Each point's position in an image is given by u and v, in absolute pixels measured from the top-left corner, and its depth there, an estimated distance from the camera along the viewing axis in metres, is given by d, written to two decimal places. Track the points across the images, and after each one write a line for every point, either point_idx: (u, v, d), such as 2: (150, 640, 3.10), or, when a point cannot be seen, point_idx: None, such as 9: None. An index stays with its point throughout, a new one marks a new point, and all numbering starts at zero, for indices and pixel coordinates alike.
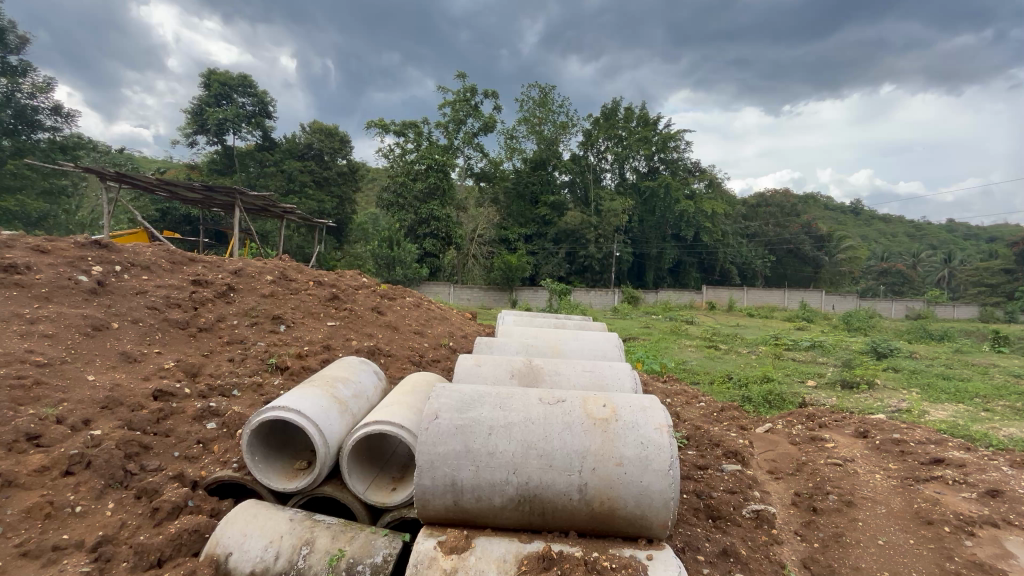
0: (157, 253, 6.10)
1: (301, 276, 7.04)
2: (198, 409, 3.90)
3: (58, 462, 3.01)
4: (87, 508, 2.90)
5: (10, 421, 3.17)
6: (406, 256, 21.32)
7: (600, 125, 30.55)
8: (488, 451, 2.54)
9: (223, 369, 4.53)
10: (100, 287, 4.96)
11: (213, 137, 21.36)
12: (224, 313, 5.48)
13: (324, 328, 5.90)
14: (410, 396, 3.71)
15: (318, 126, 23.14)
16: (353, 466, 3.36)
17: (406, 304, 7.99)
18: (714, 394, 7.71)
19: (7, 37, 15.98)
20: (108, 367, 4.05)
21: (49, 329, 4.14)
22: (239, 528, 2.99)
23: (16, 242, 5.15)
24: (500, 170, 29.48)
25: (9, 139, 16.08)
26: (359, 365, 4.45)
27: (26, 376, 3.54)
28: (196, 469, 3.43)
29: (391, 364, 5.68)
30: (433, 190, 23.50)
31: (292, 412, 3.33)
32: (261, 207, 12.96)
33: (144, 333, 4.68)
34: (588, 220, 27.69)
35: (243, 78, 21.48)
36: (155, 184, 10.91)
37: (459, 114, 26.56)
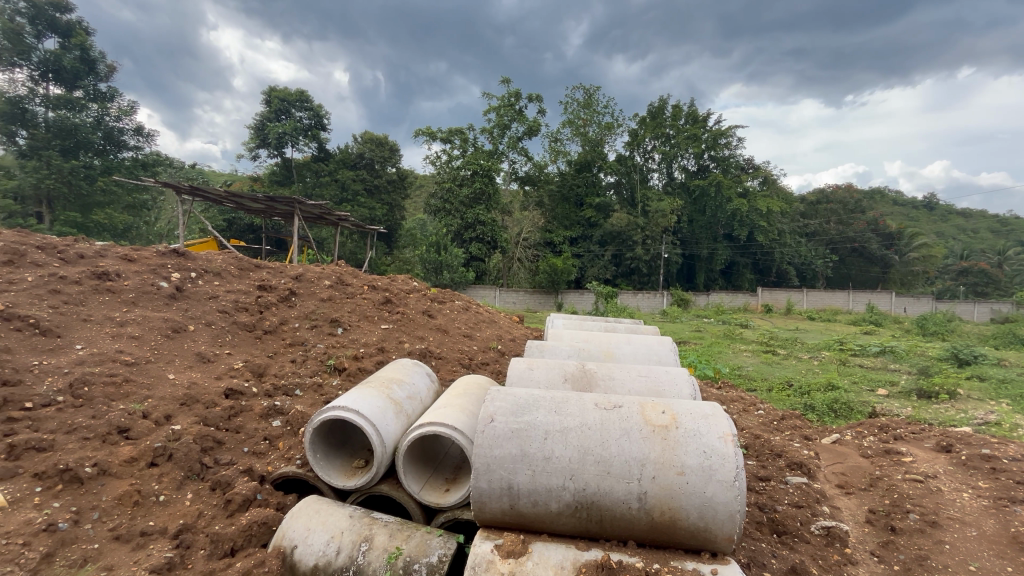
0: (227, 260, 6.52)
1: (356, 281, 7.32)
2: (264, 407, 4.12)
3: (144, 454, 3.26)
4: (169, 497, 3.12)
5: (104, 415, 3.47)
6: (452, 261, 21.74)
7: (647, 124, 29.97)
8: (545, 456, 2.52)
9: (286, 370, 4.78)
10: (178, 292, 5.35)
11: (274, 150, 22.63)
12: (287, 316, 5.78)
13: (377, 330, 6.10)
14: (463, 398, 3.75)
15: (369, 136, 24.09)
16: (408, 466, 3.44)
17: (454, 308, 8.11)
18: (774, 401, 7.32)
19: (98, 66, 17.67)
20: (186, 366, 4.36)
21: (135, 330, 4.50)
22: (303, 523, 3.12)
23: (107, 251, 5.64)
24: (545, 173, 29.48)
25: (100, 159, 17.72)
26: (412, 367, 4.56)
27: (117, 373, 3.87)
28: (264, 464, 3.61)
29: (441, 367, 5.80)
30: (479, 195, 23.81)
31: (351, 411, 3.45)
32: (318, 215, 13.57)
33: (216, 335, 5.02)
34: (635, 221, 27.13)
35: (301, 93, 22.66)
36: (224, 196, 11.68)
37: (503, 119, 26.79)
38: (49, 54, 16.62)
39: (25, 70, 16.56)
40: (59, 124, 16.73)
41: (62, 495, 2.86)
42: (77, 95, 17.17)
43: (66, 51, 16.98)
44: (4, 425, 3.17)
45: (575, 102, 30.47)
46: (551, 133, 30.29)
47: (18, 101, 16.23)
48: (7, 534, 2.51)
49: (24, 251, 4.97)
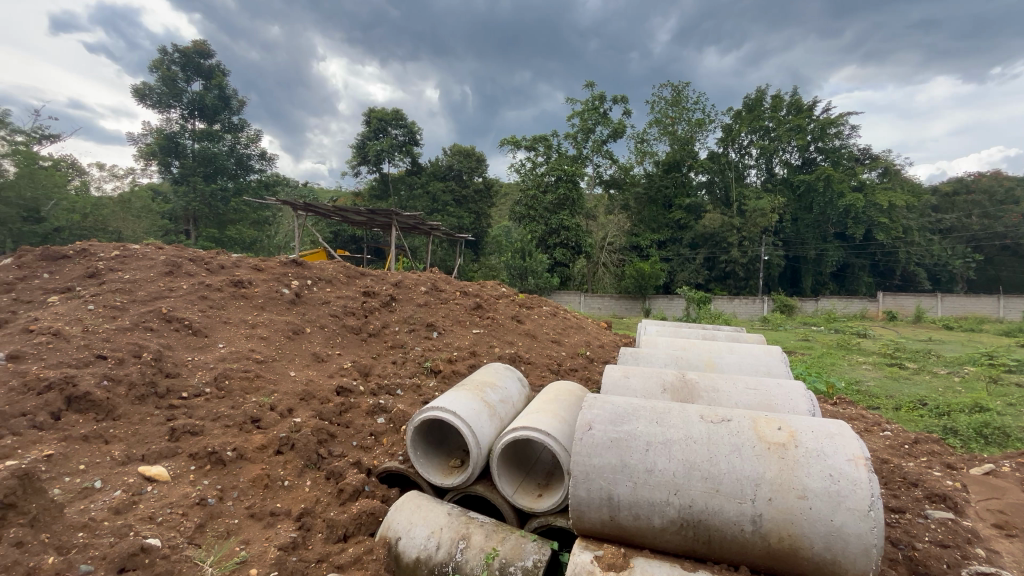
0: (336, 268, 7.13)
1: (449, 287, 7.64)
2: (370, 404, 4.43)
3: (271, 443, 3.65)
4: (292, 483, 3.47)
5: (241, 406, 3.95)
6: (537, 266, 21.86)
7: (743, 118, 28.08)
8: (647, 468, 2.43)
9: (388, 371, 5.12)
10: (298, 298, 5.97)
11: (373, 166, 24.44)
12: (388, 320, 6.19)
13: (469, 335, 6.33)
14: (555, 404, 3.73)
15: (458, 148, 25.15)
16: (502, 469, 3.51)
17: (542, 313, 8.15)
18: (903, 422, 6.41)
19: (232, 101, 20.39)
20: (304, 365, 4.85)
21: (264, 331, 5.09)
22: (406, 516, 3.28)
23: (241, 262, 6.44)
24: (631, 175, 28.67)
25: (233, 181, 20.42)
26: (504, 371, 4.65)
27: (250, 370, 4.39)
28: (370, 458, 3.88)
29: (530, 371, 5.86)
30: (564, 200, 23.73)
31: (449, 413, 3.59)
32: (413, 226, 14.35)
33: (329, 337, 5.51)
34: (730, 221, 25.39)
35: (396, 112, 24.28)
36: (331, 210, 12.79)
37: (588, 123, 26.54)
38: (196, 95, 19.42)
39: (178, 110, 19.54)
40: (203, 154, 19.45)
41: (209, 474, 3.29)
42: (216, 128, 19.94)
43: (208, 91, 19.74)
44: (167, 411, 3.71)
45: (662, 101, 29.45)
46: (638, 134, 29.44)
47: (173, 137, 19.14)
48: (171, 505, 2.90)
49: (181, 263, 5.83)
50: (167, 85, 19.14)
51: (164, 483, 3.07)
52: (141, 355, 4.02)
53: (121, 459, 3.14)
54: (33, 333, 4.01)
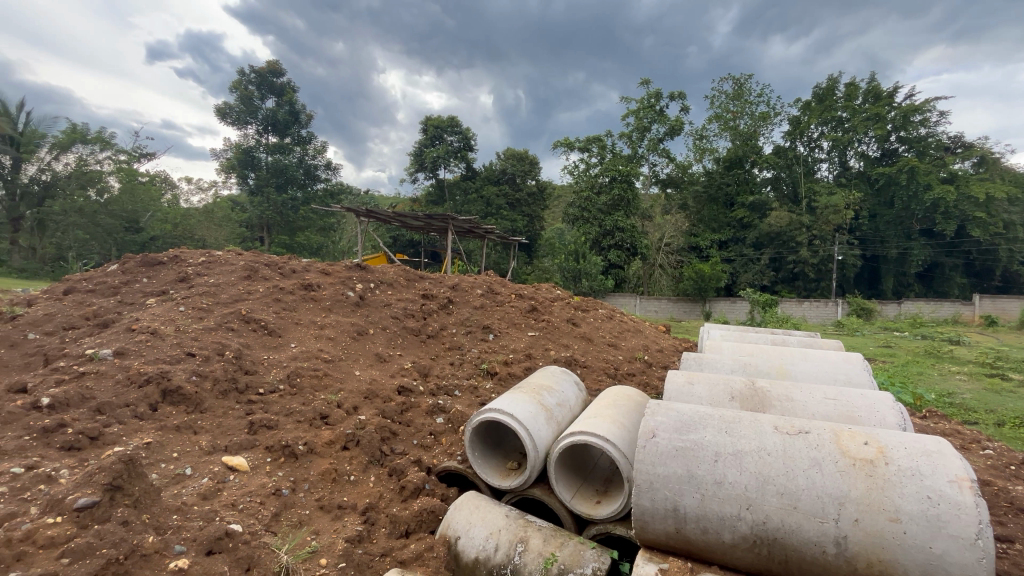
0: (397, 272, 7.39)
1: (505, 290, 7.71)
2: (430, 404, 4.55)
3: (338, 438, 3.82)
4: (358, 478, 3.62)
5: (311, 403, 4.17)
6: (591, 268, 21.50)
7: (812, 109, 26.38)
8: (716, 480, 2.31)
9: (447, 372, 5.23)
10: (362, 300, 6.24)
11: (429, 173, 25.13)
12: (446, 322, 6.34)
13: (525, 338, 6.35)
14: (613, 409, 3.65)
15: (511, 152, 25.36)
16: (560, 473, 3.47)
17: (598, 316, 8.03)
18: (1007, 440, 5.71)
19: (301, 116, 21.73)
20: (368, 365, 5.05)
21: (332, 332, 5.36)
22: (465, 516, 3.32)
23: (310, 266, 6.82)
24: (690, 174, 27.64)
25: (302, 191, 21.73)
26: (560, 374, 4.61)
27: (319, 368, 4.63)
28: (430, 456, 3.98)
29: (586, 375, 5.78)
30: (618, 201, 23.26)
31: (507, 415, 3.60)
32: (468, 229, 14.58)
33: (391, 338, 5.72)
34: (798, 219, 23.85)
35: (452, 120, 24.86)
36: (391, 216, 13.29)
37: (643, 121, 25.90)
38: (269, 112, 20.85)
39: (254, 126, 21.10)
40: (275, 166, 20.77)
41: (283, 466, 3.49)
42: (287, 141, 21.30)
43: (280, 107, 21.14)
44: (246, 406, 3.98)
45: (722, 96, 28.26)
46: (697, 130, 28.36)
47: (249, 151, 20.63)
48: (251, 493, 3.10)
49: (258, 268, 6.26)
50: (245, 103, 20.66)
51: (243, 473, 3.29)
52: (224, 354, 4.34)
53: (207, 449, 3.41)
54: (135, 331, 4.45)
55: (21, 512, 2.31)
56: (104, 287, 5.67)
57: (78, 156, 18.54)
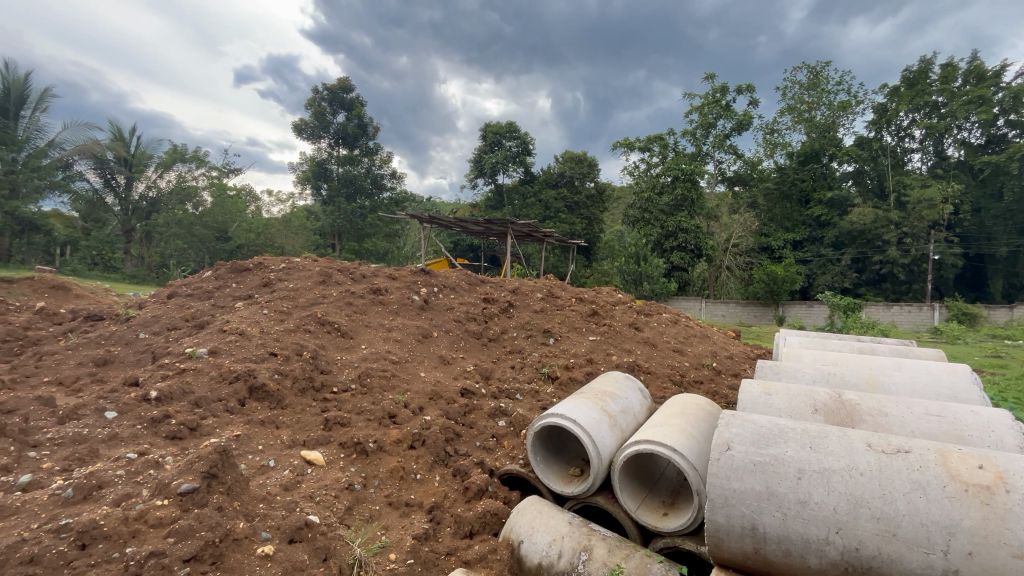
0: (459, 276, 7.55)
1: (565, 293, 7.67)
2: (492, 407, 4.60)
3: (405, 437, 3.96)
4: (424, 477, 3.73)
5: (380, 402, 4.36)
6: (653, 271, 20.82)
7: (901, 95, 24.09)
8: (801, 499, 2.16)
9: (508, 375, 5.29)
10: (426, 304, 6.45)
11: (489, 178, 25.53)
12: (507, 326, 6.40)
13: (586, 342, 6.27)
14: (681, 418, 3.50)
15: (570, 155, 25.15)
16: (624, 482, 3.39)
17: (662, 320, 7.76)
18: None
19: (368, 128, 22.87)
20: (432, 366, 5.21)
21: (399, 335, 5.57)
22: (528, 521, 3.31)
23: (379, 271, 7.13)
24: (760, 170, 26.08)
25: (369, 199, 22.82)
26: (624, 381, 4.49)
27: (387, 370, 4.84)
28: (492, 459, 4.02)
29: (650, 382, 5.61)
30: (681, 201, 22.39)
31: (569, 420, 3.55)
32: (527, 233, 14.62)
33: (454, 341, 5.86)
34: (885, 216, 21.85)
35: (510, 125, 25.10)
36: (453, 222, 13.61)
37: (708, 117, 24.80)
38: (340, 126, 22.12)
39: (326, 139, 22.46)
40: (346, 177, 22.00)
41: (356, 462, 3.66)
42: (356, 153, 22.43)
43: (350, 121, 22.36)
44: (322, 403, 4.23)
45: (796, 86, 26.53)
46: (767, 124, 26.80)
47: (322, 163, 21.97)
48: (326, 486, 3.27)
49: (331, 274, 6.64)
50: (318, 118, 22.02)
51: (320, 467, 3.49)
52: (302, 354, 4.65)
53: (288, 443, 3.65)
54: (225, 332, 4.86)
55: (135, 493, 2.58)
56: (201, 292, 6.26)
57: (177, 174, 20.59)
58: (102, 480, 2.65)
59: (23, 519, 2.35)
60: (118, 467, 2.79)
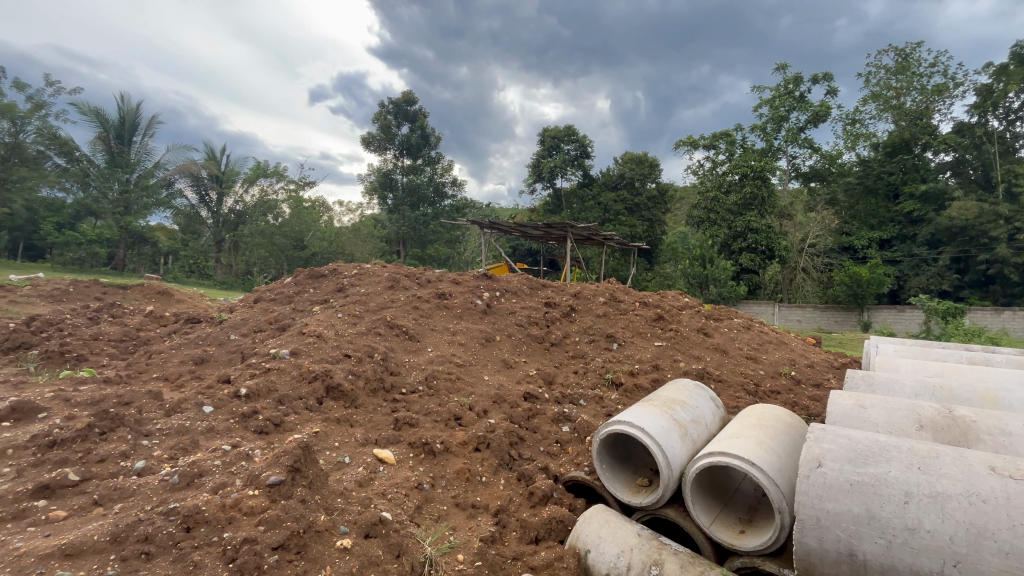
0: (521, 280, 7.58)
1: (628, 298, 7.48)
2: (556, 412, 4.58)
3: (471, 439, 4.02)
4: (489, 479, 3.76)
5: (446, 404, 4.45)
6: (720, 274, 19.77)
7: (1011, 73, 21.38)
8: (908, 526, 2.07)
9: (571, 380, 5.23)
10: (489, 308, 6.53)
11: (547, 183, 25.53)
12: (569, 330, 6.34)
13: (652, 347, 6.08)
14: (758, 430, 3.28)
15: (629, 156, 24.59)
16: (697, 495, 3.23)
17: (734, 326, 7.35)
18: None
19: (431, 138, 23.66)
20: (495, 370, 5.26)
21: (463, 339, 5.68)
22: (595, 530, 3.24)
23: (443, 276, 7.32)
24: (841, 165, 24.16)
25: (432, 207, 23.58)
26: (694, 389, 4.29)
27: (452, 373, 4.94)
28: (557, 465, 3.99)
29: (721, 391, 5.33)
30: (751, 200, 21.18)
31: (636, 428, 3.44)
32: (587, 237, 14.41)
33: (517, 345, 5.89)
34: (991, 209, 19.55)
35: (569, 128, 24.95)
36: (513, 227, 13.68)
37: (779, 110, 23.34)
38: (404, 138, 23.04)
39: (392, 151, 23.44)
40: (410, 186, 22.90)
41: (424, 462, 3.76)
42: (419, 163, 23.27)
43: (413, 132, 23.22)
44: (392, 403, 4.39)
45: (882, 71, 24.39)
46: (848, 113, 24.77)
47: (388, 174, 22.94)
48: (397, 485, 3.38)
49: (399, 279, 6.90)
50: (383, 131, 23.04)
51: (390, 465, 3.62)
52: (373, 356, 4.85)
53: (362, 441, 3.82)
54: (304, 334, 5.18)
55: (230, 482, 2.80)
56: (283, 296, 6.73)
57: (261, 188, 22.28)
58: (202, 469, 2.90)
59: (139, 501, 2.63)
60: (216, 457, 3.05)
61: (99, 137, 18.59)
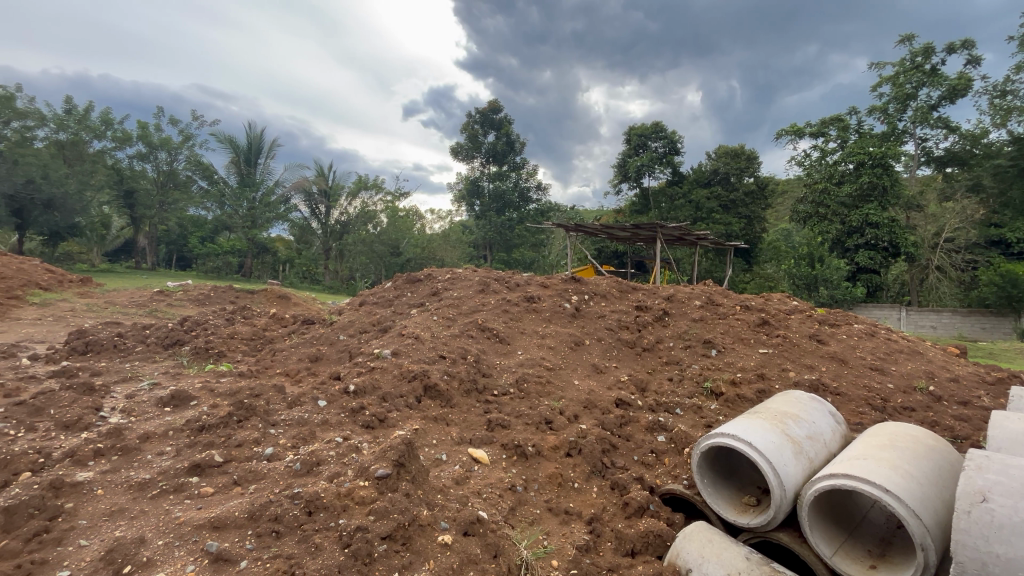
0: (610, 283, 7.39)
1: (727, 301, 6.98)
2: (650, 420, 4.39)
3: (562, 444, 3.98)
4: (581, 486, 3.69)
5: (537, 408, 4.46)
6: (832, 274, 17.65)
7: None
8: None
9: (665, 388, 4.98)
10: (577, 312, 6.45)
11: (634, 182, 24.72)
12: (662, 335, 6.05)
13: (755, 355, 5.61)
14: (893, 452, 2.88)
15: (723, 150, 23.10)
16: (816, 520, 2.90)
17: (854, 333, 6.55)
18: None
19: (516, 144, 24.06)
20: (585, 374, 5.18)
21: (552, 342, 5.67)
22: (697, 548, 3.04)
23: (531, 280, 7.38)
24: (987, 145, 20.60)
25: (517, 211, 23.97)
26: (809, 403, 3.87)
27: (543, 376, 4.95)
28: (653, 476, 3.82)
29: (841, 405, 4.76)
30: (869, 191, 18.81)
31: (742, 442, 3.18)
32: (678, 236, 13.70)
33: (607, 349, 5.75)
34: None
35: (656, 125, 23.99)
36: (599, 229, 13.38)
37: (905, 87, 20.48)
38: (491, 145, 23.64)
39: (479, 159, 24.17)
40: (497, 192, 23.50)
41: (516, 464, 3.78)
42: (505, 169, 23.71)
43: (499, 139, 23.74)
44: (485, 405, 4.49)
45: None
46: (997, 84, 21.02)
47: (475, 181, 23.70)
48: (491, 485, 3.43)
49: (489, 283, 7.09)
50: (470, 140, 23.87)
51: (484, 465, 3.69)
52: (466, 357, 5.02)
53: (458, 440, 3.95)
54: (403, 335, 5.50)
55: (343, 472, 3.03)
56: (384, 300, 7.22)
57: (362, 200, 23.94)
58: (320, 458, 3.18)
59: (269, 483, 2.94)
60: (331, 448, 3.33)
61: (232, 161, 21.25)
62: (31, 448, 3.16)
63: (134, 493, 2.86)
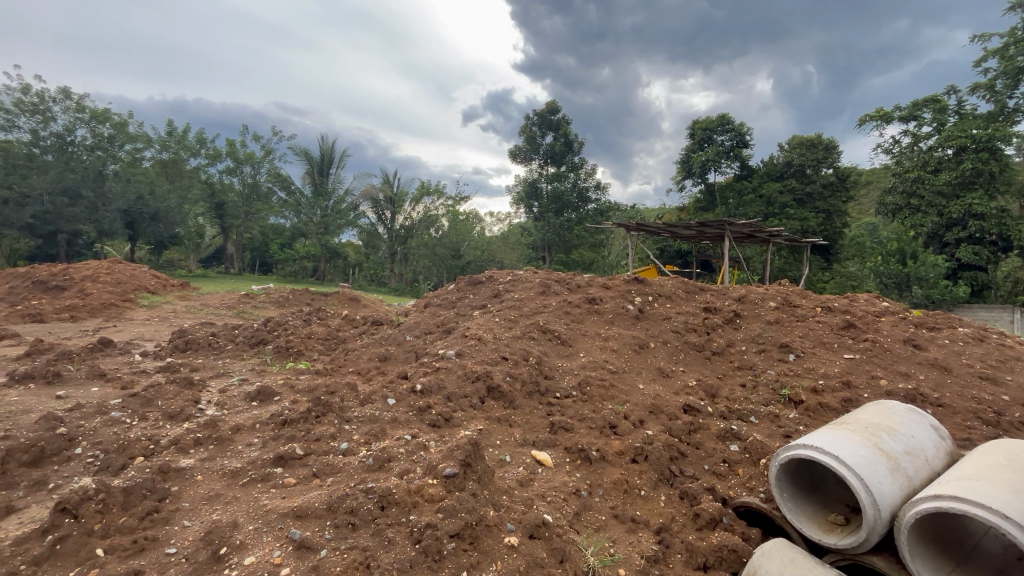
0: (675, 284, 7.12)
1: (806, 302, 6.50)
2: (721, 428, 4.18)
3: (628, 450, 3.88)
4: (648, 494, 3.57)
5: (600, 411, 4.38)
6: (928, 271, 15.92)
7: None
8: None
9: (738, 395, 4.72)
10: (641, 313, 6.27)
11: (698, 178, 23.66)
12: (733, 338, 5.74)
13: (840, 361, 5.17)
14: (1011, 472, 2.55)
15: (798, 140, 21.57)
16: (916, 546, 2.62)
17: (958, 338, 5.85)
18: None
19: (574, 144, 23.83)
20: (650, 378, 5.01)
21: (615, 344, 5.55)
22: (777, 566, 2.83)
23: (593, 281, 7.26)
24: None
25: (575, 211, 23.72)
26: (906, 414, 3.51)
27: (606, 379, 4.85)
28: (725, 487, 3.63)
29: (944, 419, 4.28)
30: (972, 178, 16.81)
31: (828, 455, 2.93)
32: (748, 233, 12.92)
33: (673, 352, 5.54)
34: None
35: (722, 117, 22.84)
36: (662, 228, 12.91)
37: (1016, 60, 18.13)
38: (549, 146, 23.56)
39: (537, 160, 24.16)
40: (556, 194, 23.23)
41: (580, 468, 3.72)
42: (563, 170, 23.52)
43: (557, 140, 23.60)
44: (547, 407, 4.48)
45: None
46: None
47: (533, 182, 23.68)
48: (555, 488, 3.41)
49: (550, 285, 7.06)
50: (528, 142, 23.94)
51: (547, 468, 3.67)
52: (528, 359, 5.03)
53: (521, 441, 3.96)
54: (466, 337, 5.60)
55: (412, 470, 3.13)
56: (446, 302, 7.40)
57: (424, 205, 24.69)
58: (390, 455, 3.31)
59: (345, 477, 3.10)
60: (400, 446, 3.45)
61: (307, 172, 22.71)
62: (142, 435, 3.53)
63: (228, 480, 3.12)
